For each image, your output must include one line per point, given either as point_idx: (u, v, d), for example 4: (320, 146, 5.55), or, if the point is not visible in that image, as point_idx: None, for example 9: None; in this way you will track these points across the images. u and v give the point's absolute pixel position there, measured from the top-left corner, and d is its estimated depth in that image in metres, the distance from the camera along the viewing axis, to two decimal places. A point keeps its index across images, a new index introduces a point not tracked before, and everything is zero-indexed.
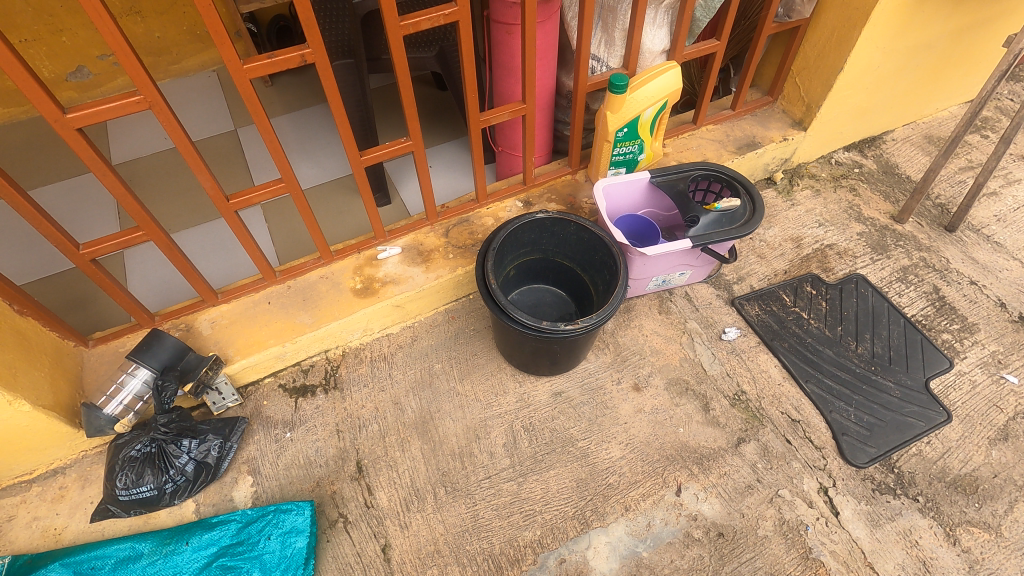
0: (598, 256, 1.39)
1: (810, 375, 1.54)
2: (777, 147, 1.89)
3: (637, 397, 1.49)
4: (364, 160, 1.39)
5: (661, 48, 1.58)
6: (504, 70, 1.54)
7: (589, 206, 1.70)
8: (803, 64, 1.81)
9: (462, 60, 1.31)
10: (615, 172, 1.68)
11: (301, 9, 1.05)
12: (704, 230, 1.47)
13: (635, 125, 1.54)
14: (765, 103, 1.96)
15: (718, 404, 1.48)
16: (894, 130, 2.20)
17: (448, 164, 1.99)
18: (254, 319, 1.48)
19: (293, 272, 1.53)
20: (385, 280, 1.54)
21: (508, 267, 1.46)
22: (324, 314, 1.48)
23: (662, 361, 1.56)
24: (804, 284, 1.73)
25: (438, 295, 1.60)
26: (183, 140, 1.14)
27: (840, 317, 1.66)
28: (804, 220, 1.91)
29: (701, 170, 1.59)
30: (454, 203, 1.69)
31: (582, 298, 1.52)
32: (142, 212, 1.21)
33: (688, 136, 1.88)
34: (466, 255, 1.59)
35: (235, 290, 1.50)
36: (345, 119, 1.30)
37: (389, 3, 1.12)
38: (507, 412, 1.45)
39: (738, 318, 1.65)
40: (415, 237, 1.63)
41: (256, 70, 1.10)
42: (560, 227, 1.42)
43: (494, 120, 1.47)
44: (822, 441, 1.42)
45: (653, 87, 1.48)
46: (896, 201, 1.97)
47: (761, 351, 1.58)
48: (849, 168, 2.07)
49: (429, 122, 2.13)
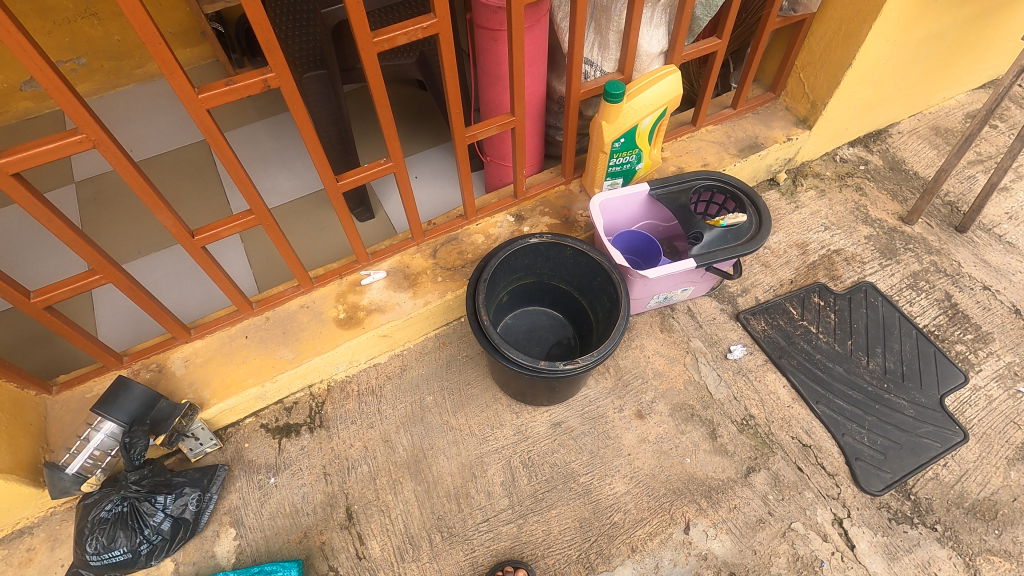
0: (597, 280, 1.30)
1: (821, 395, 1.47)
2: (781, 148, 1.78)
3: (641, 425, 1.42)
4: (341, 185, 1.28)
5: (659, 49, 1.45)
6: (491, 79, 1.42)
7: (584, 219, 1.60)
8: (808, 58, 1.70)
9: (443, 74, 1.19)
10: (612, 183, 1.57)
11: (259, 29, 0.92)
12: (708, 247, 1.38)
13: (633, 135, 1.43)
14: (767, 100, 1.84)
15: (725, 430, 1.41)
16: (899, 122, 2.11)
17: (434, 174, 1.89)
18: (232, 356, 1.38)
19: (270, 302, 1.43)
20: (370, 309, 1.45)
21: (500, 294, 1.36)
22: (306, 348, 1.39)
23: (666, 385, 1.48)
24: (811, 295, 1.65)
25: (427, 321, 1.50)
26: (137, 177, 1.02)
27: (850, 330, 1.58)
28: (809, 223, 1.82)
29: (704, 180, 1.49)
30: (441, 220, 1.59)
31: (581, 322, 1.43)
32: (98, 255, 1.10)
33: (687, 138, 1.77)
34: (456, 277, 1.49)
35: (209, 324, 1.39)
36: (318, 143, 1.18)
37: (358, 19, 1.00)
38: (505, 447, 1.38)
39: (744, 335, 1.57)
40: (401, 258, 1.53)
41: (214, 99, 0.97)
42: (555, 251, 1.31)
43: (481, 135, 1.36)
44: (835, 468, 1.36)
45: (650, 94, 1.37)
46: (905, 201, 1.88)
47: (769, 371, 1.51)
48: (855, 165, 1.97)
49: (413, 127, 2.00)
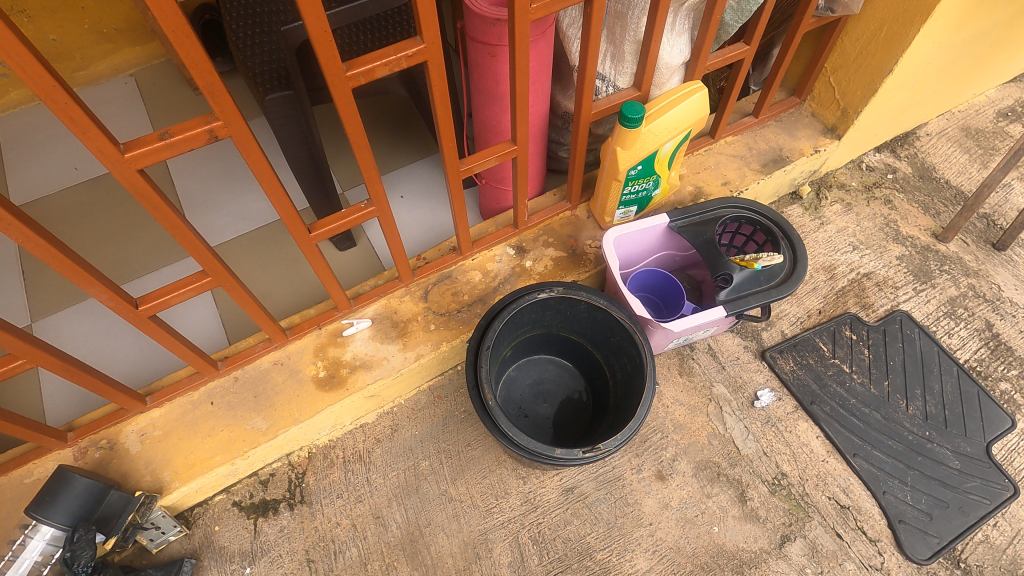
0: (615, 338, 1.13)
1: (858, 447, 1.34)
2: (807, 162, 1.60)
3: (662, 489, 1.27)
4: (314, 236, 1.07)
5: (680, 61, 1.26)
6: (487, 97, 1.23)
7: (594, 250, 1.42)
8: (840, 61, 1.51)
9: (434, 105, 0.99)
10: (625, 211, 1.38)
11: (196, 72, 0.72)
12: (739, 290, 1.21)
13: (652, 161, 1.24)
14: (792, 105, 1.65)
15: (756, 492, 1.27)
16: (927, 123, 1.93)
17: (422, 193, 1.68)
18: (196, 428, 1.20)
19: (238, 361, 1.24)
20: (354, 366, 1.27)
21: (503, 351, 1.19)
22: (282, 416, 1.21)
23: (688, 440, 1.33)
24: (842, 327, 1.50)
25: (420, 376, 1.32)
26: (56, 253, 0.82)
27: (886, 369, 1.44)
28: (835, 242, 1.66)
29: (733, 211, 1.31)
30: (433, 256, 1.39)
31: (593, 376, 1.27)
32: (18, 341, 0.90)
33: (705, 152, 1.58)
34: (451, 325, 1.32)
35: (167, 391, 1.20)
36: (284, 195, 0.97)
37: (327, 51, 0.80)
38: (513, 520, 1.23)
39: (771, 377, 1.42)
40: (387, 303, 1.33)
41: (146, 158, 0.77)
42: (568, 304, 1.15)
43: (477, 167, 1.17)
44: (877, 533, 1.24)
45: (673, 116, 1.18)
46: (937, 214, 1.72)
47: (800, 419, 1.37)
48: (882, 174, 1.80)
49: (397, 138, 1.79)
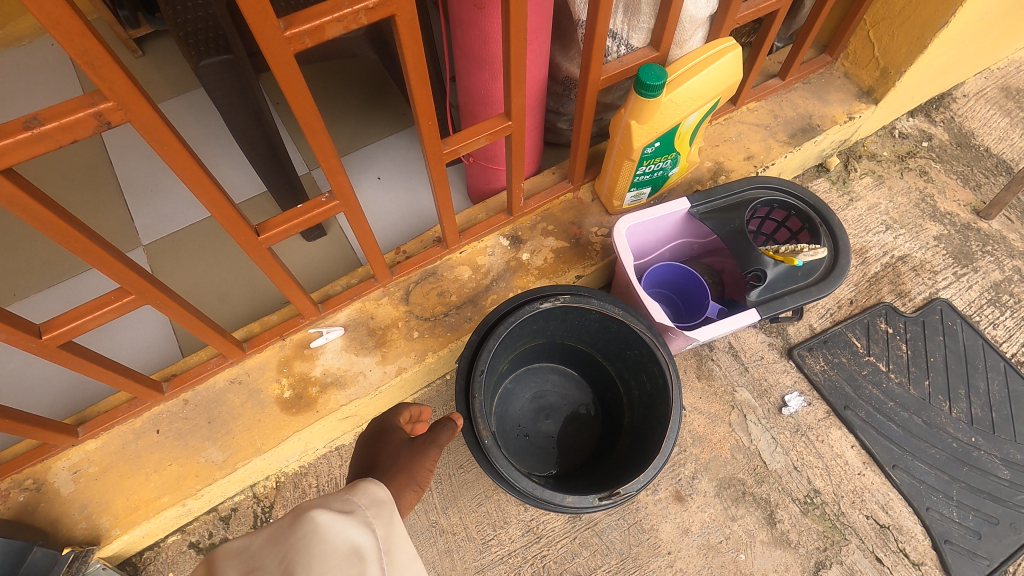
0: (632, 351, 0.98)
1: (898, 458, 1.19)
2: (839, 131, 1.41)
3: (681, 512, 1.13)
4: (264, 240, 0.86)
5: (706, 14, 1.06)
6: (474, 61, 1.02)
7: (600, 239, 1.23)
8: (883, 12, 1.30)
9: (406, 72, 0.78)
10: (636, 193, 1.19)
11: (65, 39, 0.51)
12: (773, 288, 1.03)
13: (671, 137, 1.05)
14: (823, 64, 1.44)
15: (786, 513, 1.13)
16: (964, 82, 1.73)
17: (401, 173, 1.47)
18: (140, 462, 1.02)
19: (186, 381, 1.05)
20: (325, 383, 1.09)
21: (500, 366, 1.02)
22: (242, 445, 1.04)
23: (708, 454, 1.18)
24: (876, 320, 1.34)
25: (402, 390, 1.15)
26: None
27: (926, 366, 1.29)
28: (866, 221, 1.48)
29: (764, 193, 1.12)
30: (414, 249, 1.20)
31: (603, 387, 1.12)
32: None
33: (724, 120, 1.38)
34: (437, 332, 1.13)
35: (102, 420, 1.01)
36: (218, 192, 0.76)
37: (255, 4, 0.58)
38: (514, 554, 1.08)
39: (800, 378, 1.27)
40: (362, 307, 1.14)
41: (11, 157, 0.56)
42: (575, 313, 0.99)
43: (463, 147, 0.96)
44: (921, 555, 1.11)
45: (699, 82, 0.98)
46: (978, 187, 1.55)
47: (833, 427, 1.22)
48: (916, 141, 1.61)
49: (370, 107, 1.56)
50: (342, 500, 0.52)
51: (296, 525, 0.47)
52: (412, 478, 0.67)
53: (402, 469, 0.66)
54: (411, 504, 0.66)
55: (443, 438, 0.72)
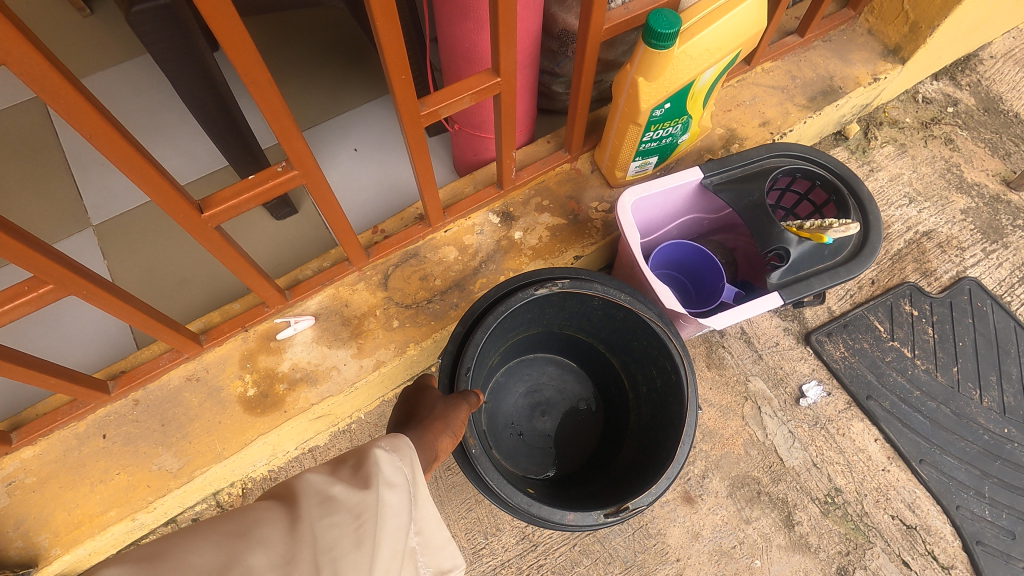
0: (641, 342, 0.88)
1: (926, 452, 1.10)
2: (862, 94, 1.28)
3: (691, 515, 1.03)
4: (211, 219, 0.73)
5: None
6: (457, 8, 0.87)
7: (600, 215, 1.10)
8: None
9: (370, 16, 0.63)
10: (642, 163, 1.06)
11: None
12: (796, 268, 0.91)
13: (683, 97, 0.92)
14: (845, 19, 1.30)
15: (804, 514, 1.04)
16: (992, 42, 1.59)
17: (380, 144, 1.34)
18: (83, 472, 0.90)
19: (136, 380, 0.93)
20: (293, 380, 0.97)
21: (491, 359, 0.90)
22: (200, 452, 0.92)
23: (720, 450, 1.08)
24: (900, 301, 1.23)
25: (381, 386, 1.03)
26: None
27: (955, 352, 1.19)
28: (888, 193, 1.36)
29: (786, 162, 1.00)
30: (394, 228, 1.07)
31: (606, 379, 1.02)
32: None
33: (736, 82, 1.24)
34: (419, 320, 1.01)
35: (39, 425, 0.89)
36: (147, 162, 0.63)
37: None
38: (508, 564, 0.99)
39: (818, 365, 1.16)
40: (335, 293, 1.02)
41: None
42: (575, 300, 0.87)
43: (445, 110, 0.83)
44: (950, 558, 1.02)
45: (717, 31, 0.84)
46: (1008, 156, 1.43)
47: (855, 419, 1.12)
48: (941, 107, 1.49)
49: (344, 70, 1.41)
50: (407, 464, 0.48)
51: (373, 487, 0.43)
52: (447, 427, 0.63)
53: (438, 418, 0.64)
54: (446, 451, 0.62)
55: (474, 400, 0.71)
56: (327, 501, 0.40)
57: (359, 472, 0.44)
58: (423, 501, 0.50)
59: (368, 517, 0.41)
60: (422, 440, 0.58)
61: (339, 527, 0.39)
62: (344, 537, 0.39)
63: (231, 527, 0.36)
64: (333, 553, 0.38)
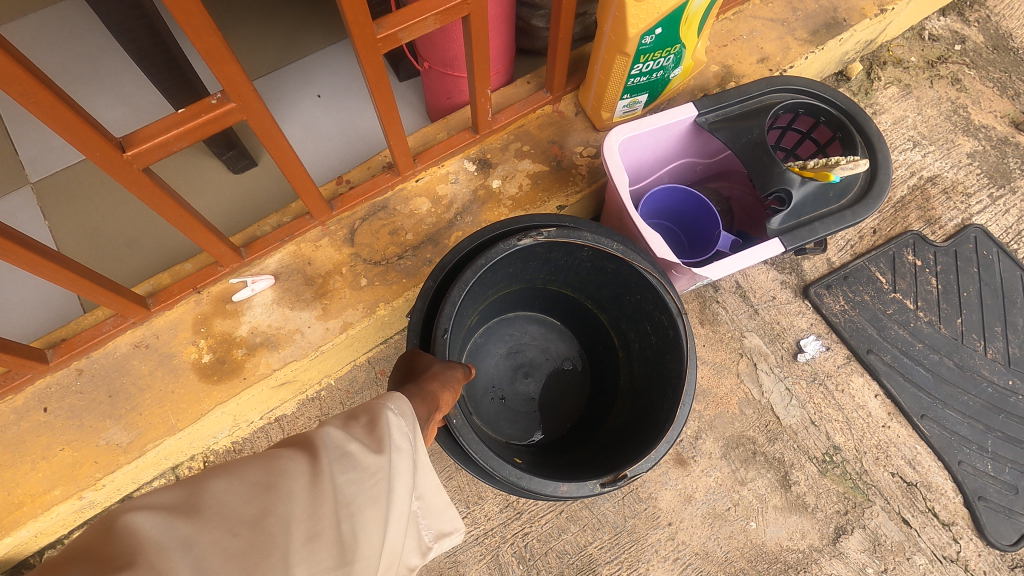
0: (633, 296, 0.80)
1: (929, 407, 1.05)
2: (868, 27, 1.18)
3: (683, 478, 0.98)
4: (134, 160, 0.63)
5: None
6: None
7: (584, 161, 1.01)
8: None
9: None
10: (630, 102, 0.96)
11: None
12: (799, 212, 0.83)
13: (677, 20, 0.82)
14: None
15: (801, 473, 0.99)
16: None
17: (346, 91, 1.22)
18: (23, 450, 0.82)
19: (77, 348, 0.84)
20: (253, 345, 0.89)
21: (469, 317, 0.83)
22: (152, 425, 0.85)
23: (714, 410, 1.02)
24: (903, 251, 1.16)
25: (351, 350, 0.96)
26: None
27: (959, 302, 1.13)
28: (891, 137, 1.27)
29: (789, 97, 0.91)
30: (360, 178, 0.97)
31: (596, 339, 0.95)
32: None
33: (732, 14, 1.14)
34: (390, 278, 0.93)
35: None
36: (46, 91, 0.52)
37: None
38: (491, 533, 0.93)
39: (817, 319, 1.10)
40: (297, 251, 0.93)
41: None
42: (559, 250, 0.79)
43: (407, 35, 0.72)
44: (952, 516, 0.98)
45: None
46: (1017, 96, 1.34)
47: (855, 374, 1.06)
48: (948, 44, 1.39)
49: (304, 8, 1.28)
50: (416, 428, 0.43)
51: (387, 451, 0.38)
52: (449, 384, 0.59)
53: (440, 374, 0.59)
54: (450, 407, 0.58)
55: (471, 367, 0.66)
56: (346, 457, 0.36)
57: (374, 431, 0.39)
58: (422, 468, 0.47)
59: (382, 479, 0.37)
60: (427, 390, 0.54)
61: (358, 485, 0.35)
62: (362, 494, 0.35)
63: (255, 475, 0.32)
64: (349, 509, 0.34)
